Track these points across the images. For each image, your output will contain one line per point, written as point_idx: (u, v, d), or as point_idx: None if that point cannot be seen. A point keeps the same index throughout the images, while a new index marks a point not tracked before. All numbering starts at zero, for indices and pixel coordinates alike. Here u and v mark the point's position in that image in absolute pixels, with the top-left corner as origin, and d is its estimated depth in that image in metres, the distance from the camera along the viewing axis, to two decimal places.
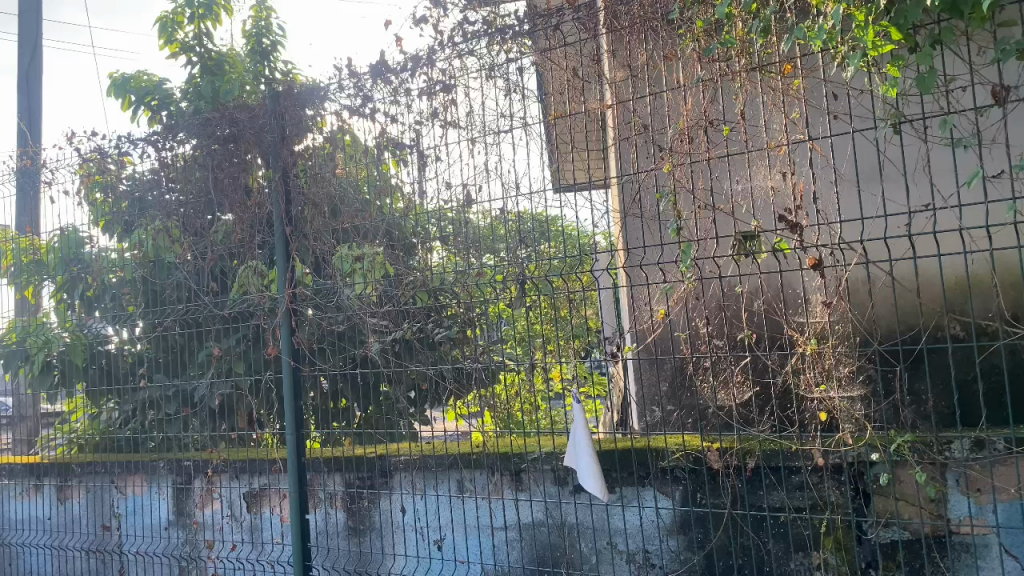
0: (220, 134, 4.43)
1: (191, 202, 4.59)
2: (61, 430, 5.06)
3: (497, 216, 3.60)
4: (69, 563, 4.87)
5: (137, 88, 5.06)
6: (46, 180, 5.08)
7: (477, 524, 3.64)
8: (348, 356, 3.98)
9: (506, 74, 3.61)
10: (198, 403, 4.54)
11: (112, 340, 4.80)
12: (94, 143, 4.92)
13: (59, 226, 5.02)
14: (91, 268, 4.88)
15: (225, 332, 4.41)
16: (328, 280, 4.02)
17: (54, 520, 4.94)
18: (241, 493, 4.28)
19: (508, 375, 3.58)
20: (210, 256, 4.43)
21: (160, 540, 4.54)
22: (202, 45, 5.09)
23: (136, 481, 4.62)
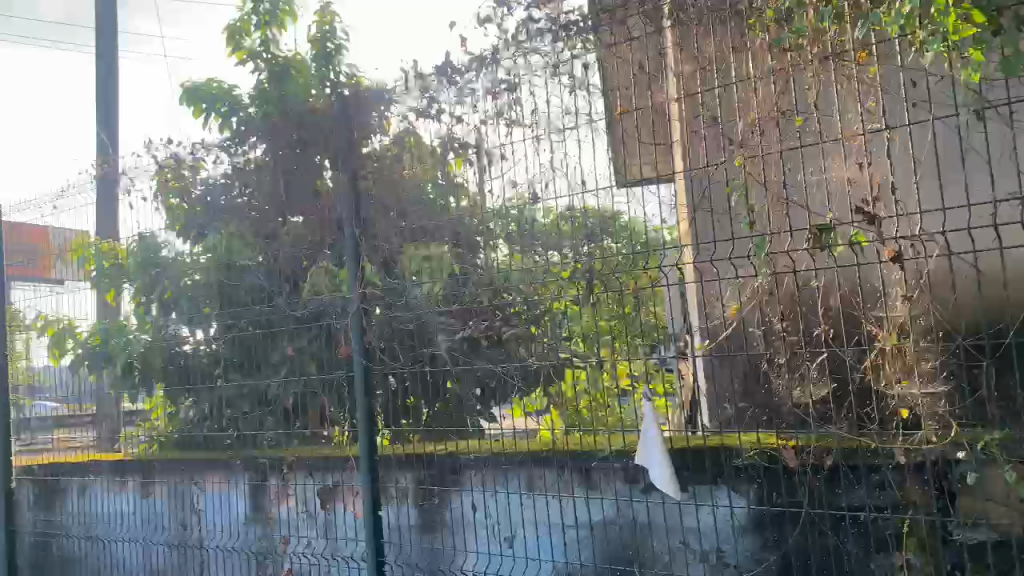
0: (294, 139, 4.64)
1: (264, 205, 4.72)
2: (144, 427, 5.15)
3: (563, 213, 3.56)
4: (152, 558, 5.05)
5: (207, 95, 5.17)
6: (126, 188, 5.26)
7: (547, 522, 3.64)
8: (417, 354, 4.03)
9: (571, 69, 3.58)
10: (272, 402, 4.62)
11: (189, 341, 4.94)
12: (170, 151, 5.16)
13: (137, 231, 5.20)
14: (169, 272, 5.05)
15: (294, 333, 4.49)
16: (396, 279, 4.07)
17: (138, 515, 5.14)
18: (315, 490, 4.39)
19: (575, 372, 3.55)
20: (284, 258, 4.55)
21: (238, 535, 4.69)
22: (268, 51, 5.17)
23: (216, 478, 4.78)
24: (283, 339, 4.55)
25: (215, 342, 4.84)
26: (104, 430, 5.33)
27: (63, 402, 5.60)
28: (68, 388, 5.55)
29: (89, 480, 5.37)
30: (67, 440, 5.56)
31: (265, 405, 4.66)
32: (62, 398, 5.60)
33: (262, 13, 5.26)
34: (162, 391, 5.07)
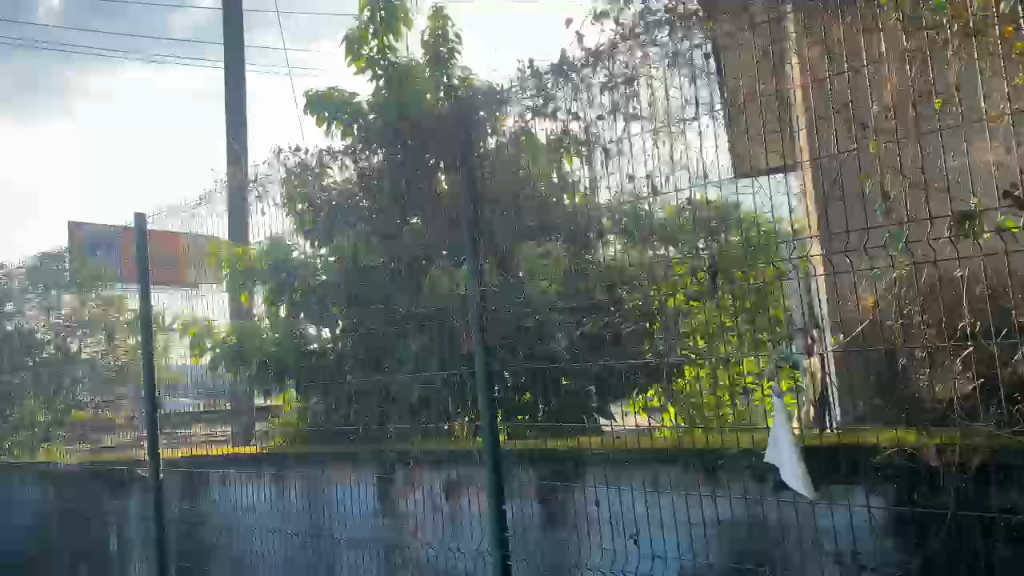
0: (414, 144, 4.73)
1: (384, 208, 4.89)
2: (276, 423, 5.42)
3: (681, 205, 3.56)
4: (290, 548, 5.29)
5: (329, 104, 5.32)
6: (260, 195, 5.66)
7: (673, 519, 3.62)
8: (535, 350, 4.04)
9: (690, 60, 3.60)
10: (397, 398, 4.75)
11: (316, 340, 5.18)
12: (298, 158, 5.45)
13: (268, 236, 5.53)
14: (299, 273, 5.27)
15: (415, 331, 4.64)
16: (513, 278, 4.11)
17: (275, 508, 5.38)
18: (440, 484, 4.52)
19: (692, 369, 3.52)
20: (406, 257, 4.72)
21: (369, 527, 4.88)
22: (385, 58, 5.34)
23: (346, 472, 5.00)
24: (407, 337, 4.68)
25: (342, 341, 5.04)
26: (240, 425, 5.67)
27: (201, 402, 5.96)
28: (205, 385, 5.92)
29: (229, 473, 5.67)
30: (206, 434, 5.90)
31: (389, 402, 4.80)
32: (201, 396, 5.96)
33: (379, 21, 5.35)
34: (293, 387, 5.28)
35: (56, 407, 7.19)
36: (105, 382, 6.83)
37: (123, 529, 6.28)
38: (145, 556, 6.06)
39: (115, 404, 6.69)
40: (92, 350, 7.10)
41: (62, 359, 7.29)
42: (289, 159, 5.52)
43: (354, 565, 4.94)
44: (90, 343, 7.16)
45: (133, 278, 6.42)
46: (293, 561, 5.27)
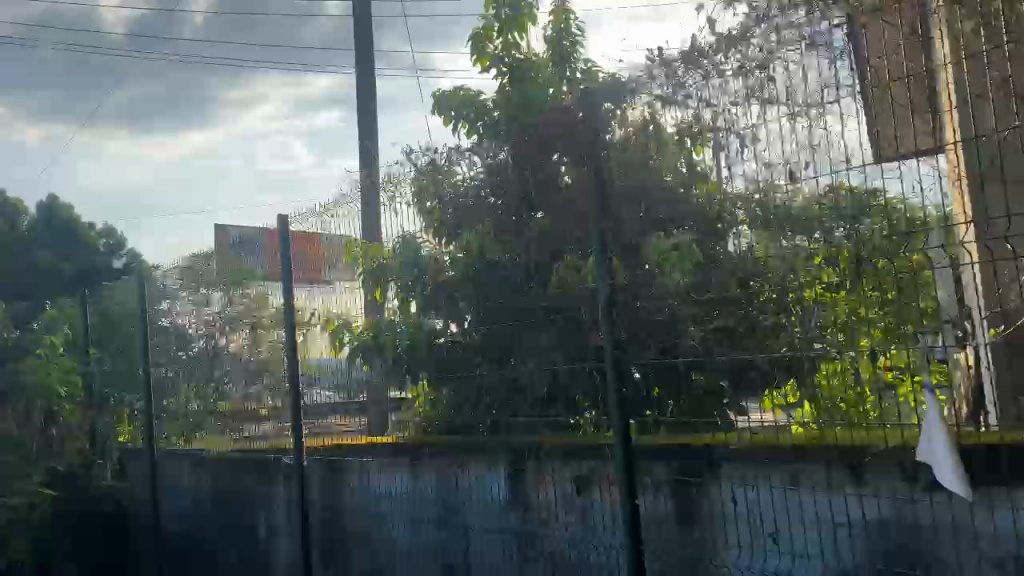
0: (535, 141, 4.89)
1: (510, 204, 5.02)
2: (409, 414, 5.56)
3: (819, 192, 3.45)
4: (425, 535, 5.45)
5: (456, 103, 5.50)
6: (393, 195, 5.86)
7: (815, 519, 3.51)
8: (663, 344, 3.98)
9: (830, 40, 3.46)
10: (525, 390, 4.81)
11: (445, 333, 5.31)
12: (428, 158, 5.61)
13: (400, 234, 5.72)
14: (429, 269, 5.43)
15: (541, 325, 4.68)
16: (642, 270, 4.06)
17: (410, 496, 5.55)
18: (570, 477, 4.57)
19: (831, 363, 3.39)
20: (533, 251, 4.79)
21: (501, 518, 4.97)
22: (509, 54, 5.39)
23: (477, 464, 5.11)
24: (533, 331, 4.73)
25: (468, 335, 5.15)
26: (375, 417, 5.87)
27: (339, 394, 6.21)
28: (342, 378, 6.18)
29: (367, 462, 5.87)
30: (343, 424, 6.15)
31: (518, 396, 4.86)
32: (338, 390, 6.23)
33: (502, 18, 5.44)
34: (427, 380, 5.42)
35: (206, 398, 7.59)
36: (249, 373, 7.19)
37: (270, 514, 6.60)
38: (291, 539, 6.39)
39: (262, 399, 6.98)
40: (234, 344, 7.45)
41: (206, 356, 7.65)
42: (420, 159, 5.67)
43: (488, 554, 5.05)
44: (233, 339, 7.46)
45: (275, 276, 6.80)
46: (428, 549, 5.42)
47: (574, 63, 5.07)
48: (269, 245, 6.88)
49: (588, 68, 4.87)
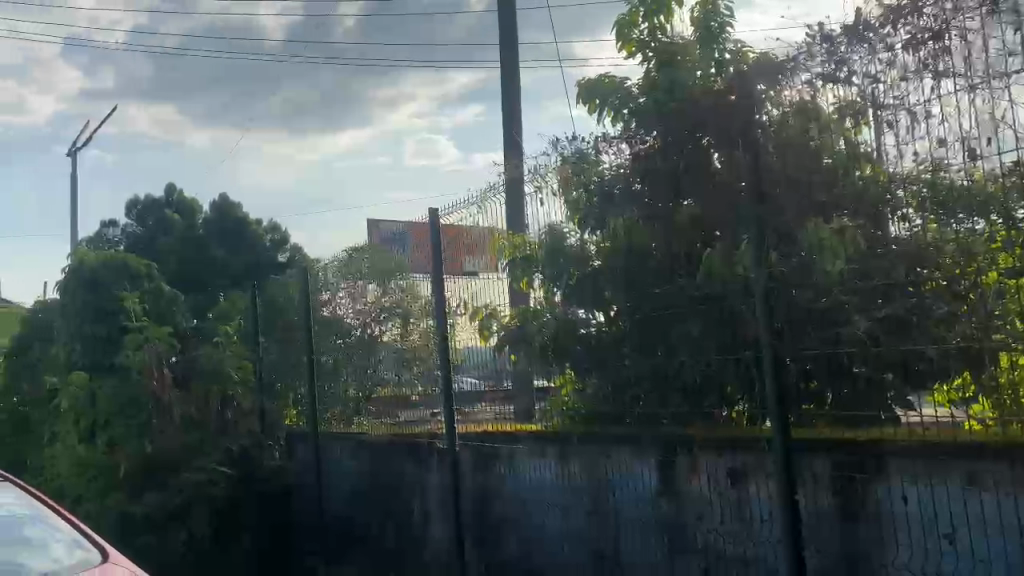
0: (683, 126, 4.98)
1: (656, 190, 5.11)
2: (556, 404, 5.60)
3: (999, 171, 3.28)
4: (574, 524, 5.48)
5: (602, 91, 5.49)
6: (540, 185, 5.87)
7: (998, 520, 3.27)
8: (826, 334, 3.86)
9: (1016, 6, 3.27)
10: (674, 381, 4.82)
11: (591, 324, 5.32)
12: (574, 147, 5.58)
13: (546, 224, 5.75)
14: (575, 260, 5.46)
15: (689, 315, 4.74)
16: (796, 256, 3.98)
17: (559, 485, 5.58)
18: (725, 469, 4.53)
19: (1013, 357, 3.22)
20: (684, 240, 4.91)
21: (652, 509, 4.94)
22: (655, 39, 5.39)
23: (624, 457, 5.11)
24: (681, 322, 4.77)
25: (619, 325, 5.15)
26: (521, 406, 5.92)
27: (488, 384, 6.26)
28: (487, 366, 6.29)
29: (515, 449, 5.93)
30: (492, 410, 6.23)
31: (667, 388, 4.86)
32: (484, 380, 6.32)
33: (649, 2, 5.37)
34: (572, 369, 5.43)
35: (365, 385, 7.87)
36: (402, 362, 7.49)
37: (424, 497, 6.81)
38: (444, 523, 6.55)
39: (414, 385, 7.27)
40: (391, 336, 7.75)
41: (364, 343, 8.01)
42: (566, 147, 5.62)
43: (638, 546, 5.04)
44: (390, 329, 7.79)
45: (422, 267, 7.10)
46: (578, 539, 5.44)
47: (723, 43, 5.15)
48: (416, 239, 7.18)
49: (738, 50, 5.10)
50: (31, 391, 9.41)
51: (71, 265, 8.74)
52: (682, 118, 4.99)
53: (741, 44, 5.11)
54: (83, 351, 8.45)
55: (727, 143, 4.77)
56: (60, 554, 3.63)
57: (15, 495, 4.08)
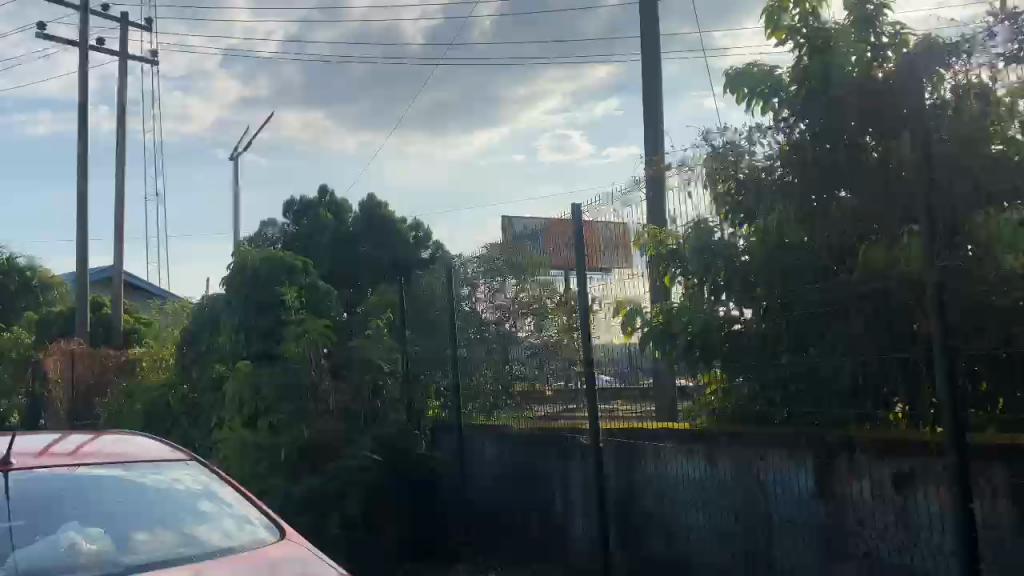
0: (836, 114, 4.84)
1: (810, 181, 4.93)
2: (702, 403, 5.53)
3: None
4: (723, 524, 5.37)
5: (750, 81, 5.35)
6: (687, 178, 5.78)
7: None
8: (1002, 337, 3.93)
9: None
10: (829, 380, 4.75)
11: (739, 320, 5.28)
12: (725, 138, 5.47)
13: (693, 218, 5.68)
14: (724, 256, 5.34)
15: (850, 312, 4.66)
16: (962, 254, 4.12)
17: (707, 484, 5.48)
18: (888, 474, 4.39)
19: None
20: (842, 234, 4.80)
21: (807, 513, 4.80)
22: (808, 25, 5.21)
23: (778, 457, 4.96)
24: (841, 319, 4.71)
25: (766, 322, 5.12)
26: (661, 402, 5.87)
27: (623, 383, 6.23)
28: (628, 364, 6.19)
29: (662, 446, 5.86)
30: (627, 407, 6.23)
31: (824, 388, 4.78)
32: (622, 379, 6.24)
33: None
34: (721, 369, 5.36)
35: (503, 379, 8.08)
36: (546, 356, 7.67)
37: (567, 490, 6.87)
38: (588, 517, 6.60)
39: (547, 381, 7.49)
40: (527, 330, 8.28)
41: (504, 337, 8.42)
42: (716, 139, 5.52)
43: (792, 549, 4.90)
44: (528, 325, 8.33)
45: (559, 264, 7.49)
46: (727, 539, 5.33)
47: (879, 27, 4.99)
48: (551, 236, 7.55)
49: (897, 33, 4.97)
50: (198, 380, 10.08)
51: (236, 263, 9.48)
52: (835, 106, 4.83)
53: (900, 26, 4.99)
54: (248, 341, 9.14)
55: (884, 134, 4.71)
56: (233, 531, 3.67)
57: (191, 464, 4.14)
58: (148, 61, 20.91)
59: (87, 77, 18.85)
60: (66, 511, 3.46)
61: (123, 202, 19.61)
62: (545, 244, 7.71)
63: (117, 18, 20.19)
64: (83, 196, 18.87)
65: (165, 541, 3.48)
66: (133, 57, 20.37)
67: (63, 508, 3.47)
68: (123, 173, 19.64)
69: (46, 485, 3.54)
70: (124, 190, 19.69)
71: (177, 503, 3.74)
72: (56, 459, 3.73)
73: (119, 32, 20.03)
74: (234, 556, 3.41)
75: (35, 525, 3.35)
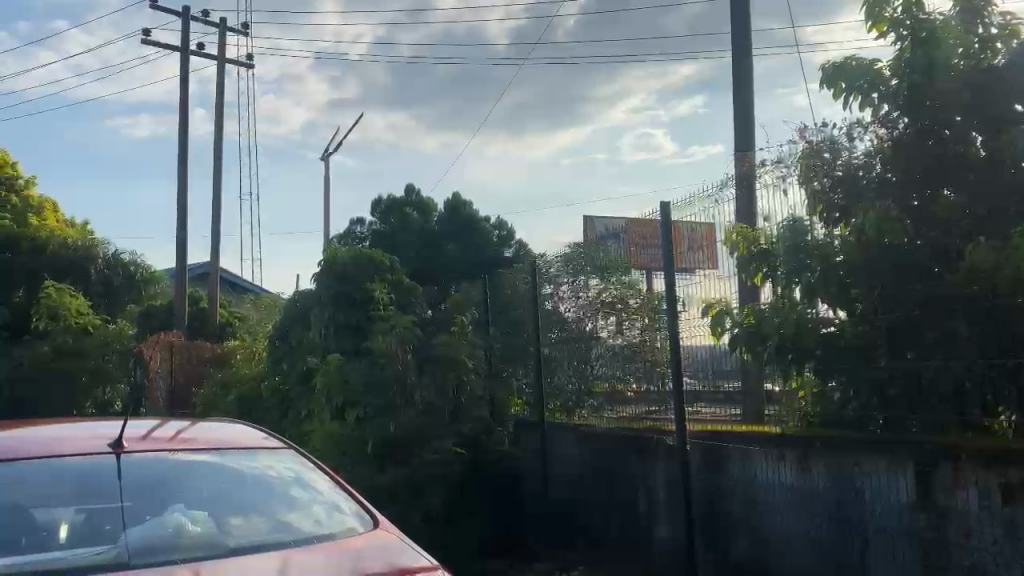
0: (937, 109, 4.79)
1: (910, 176, 4.89)
2: (790, 407, 5.44)
3: None
4: (816, 532, 5.21)
5: (849, 75, 5.16)
6: (782, 175, 5.61)
7: None
8: None
9: None
10: (929, 387, 4.60)
11: (832, 322, 5.11)
12: (823, 133, 5.32)
13: (789, 215, 5.50)
14: (816, 254, 5.15)
15: (951, 314, 4.52)
16: None
17: (799, 489, 5.32)
18: (997, 484, 4.16)
19: None
20: (947, 233, 4.72)
21: (906, 523, 4.61)
22: (912, 16, 5.01)
23: (875, 462, 4.79)
24: (943, 321, 4.55)
25: (865, 324, 4.96)
26: (748, 406, 5.81)
27: (703, 383, 6.22)
28: (711, 365, 6.15)
29: (750, 450, 5.72)
30: (710, 411, 6.14)
31: (925, 392, 4.62)
32: (702, 378, 6.24)
33: None
34: (812, 372, 5.21)
35: (586, 380, 8.06)
36: (630, 356, 7.58)
37: (650, 491, 6.79)
38: (672, 520, 6.50)
39: (629, 381, 7.43)
40: (608, 330, 8.04)
41: (582, 337, 8.31)
42: (813, 135, 5.37)
43: (890, 559, 4.72)
44: (607, 325, 8.06)
45: (641, 264, 7.47)
46: (820, 546, 5.17)
47: (986, 15, 4.89)
48: (634, 231, 7.46)
49: (1005, 23, 4.84)
50: (288, 373, 10.39)
51: (324, 260, 9.65)
52: (938, 102, 4.77)
53: (1009, 15, 4.85)
54: (336, 336, 9.30)
55: (992, 128, 4.69)
56: (323, 518, 3.76)
57: (282, 451, 4.27)
58: (243, 65, 21.67)
59: (188, 82, 19.70)
60: (170, 495, 3.61)
61: (218, 200, 20.40)
62: (630, 242, 7.68)
63: (215, 24, 21.01)
64: (182, 195, 19.69)
65: (259, 526, 3.60)
66: (230, 61, 21.16)
67: (168, 490, 3.63)
68: (219, 173, 20.42)
69: (151, 469, 3.70)
70: (220, 189, 20.48)
71: (272, 490, 3.86)
72: (156, 443, 3.89)
73: (218, 37, 20.85)
74: (325, 542, 3.49)
75: (142, 505, 3.51)
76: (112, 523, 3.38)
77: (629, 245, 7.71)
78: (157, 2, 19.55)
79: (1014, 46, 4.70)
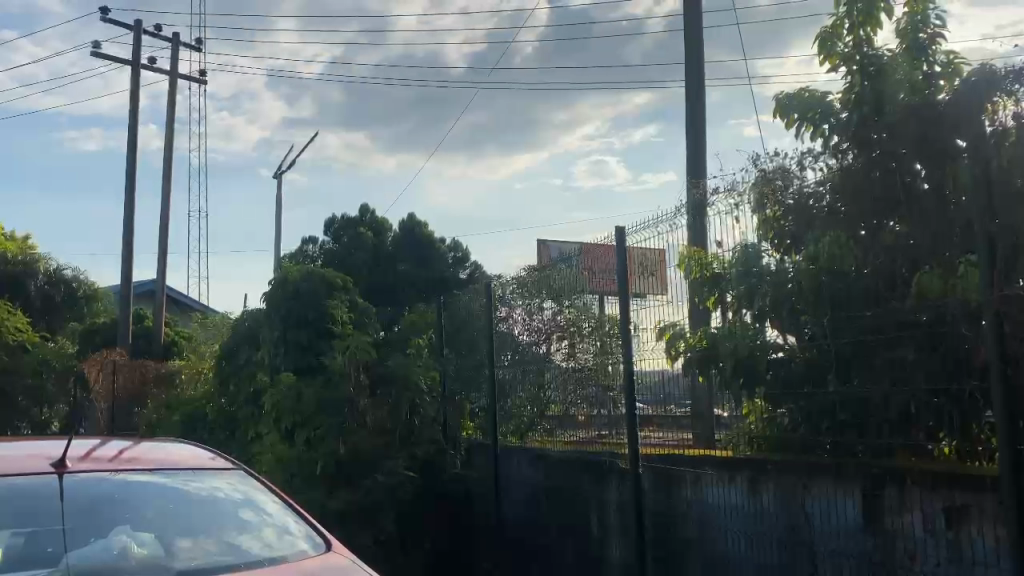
0: (885, 141, 4.93)
1: (854, 208, 5.08)
2: (742, 430, 5.52)
3: None
4: (767, 554, 5.25)
5: (802, 104, 5.36)
6: (735, 202, 5.69)
7: None
8: None
9: None
10: (879, 412, 4.68)
11: (782, 347, 5.22)
12: (777, 162, 5.44)
13: (740, 242, 5.58)
14: (768, 279, 5.28)
15: (900, 339, 4.57)
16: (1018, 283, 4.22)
17: (750, 512, 5.37)
18: (941, 508, 4.26)
19: None
20: (892, 260, 4.85)
21: (853, 545, 4.69)
22: (861, 51, 5.24)
23: (824, 484, 4.86)
24: (892, 346, 4.62)
25: (814, 347, 5.06)
26: (700, 430, 5.87)
27: (655, 409, 6.29)
28: (662, 389, 6.19)
29: (702, 472, 5.78)
30: (660, 434, 6.24)
31: (873, 416, 4.73)
32: (654, 403, 6.29)
33: (856, 14, 5.28)
34: (763, 397, 5.33)
35: (539, 402, 8.04)
36: (586, 378, 7.47)
37: (603, 514, 6.78)
38: (624, 541, 6.49)
39: (580, 406, 7.48)
40: (559, 352, 7.99)
41: (536, 359, 8.23)
42: (766, 163, 5.49)
43: None
44: (560, 347, 8.01)
45: (594, 287, 7.47)
46: (771, 569, 5.22)
47: (930, 55, 5.11)
48: (588, 254, 7.52)
49: (949, 61, 5.06)
50: (235, 393, 10.16)
51: (276, 278, 9.54)
52: (884, 135, 4.93)
53: (953, 54, 5.06)
54: (286, 355, 9.19)
55: (935, 160, 4.76)
56: (274, 540, 3.68)
57: (232, 470, 4.17)
58: (195, 80, 21.40)
59: (137, 97, 19.35)
60: (116, 515, 3.51)
61: (165, 216, 20.02)
62: (583, 265, 7.61)
63: (168, 39, 20.78)
64: (129, 210, 19.29)
65: (208, 548, 3.52)
66: (182, 75, 20.86)
67: (113, 510, 3.52)
68: (168, 189, 20.07)
69: (93, 488, 3.58)
70: (168, 205, 20.12)
71: (220, 511, 3.77)
72: (97, 463, 3.76)
73: (171, 52, 20.59)
74: (274, 565, 3.42)
75: (86, 527, 3.40)
76: (55, 545, 3.29)
77: (583, 267, 7.62)
78: (107, 15, 19.26)
79: (956, 81, 4.88)
